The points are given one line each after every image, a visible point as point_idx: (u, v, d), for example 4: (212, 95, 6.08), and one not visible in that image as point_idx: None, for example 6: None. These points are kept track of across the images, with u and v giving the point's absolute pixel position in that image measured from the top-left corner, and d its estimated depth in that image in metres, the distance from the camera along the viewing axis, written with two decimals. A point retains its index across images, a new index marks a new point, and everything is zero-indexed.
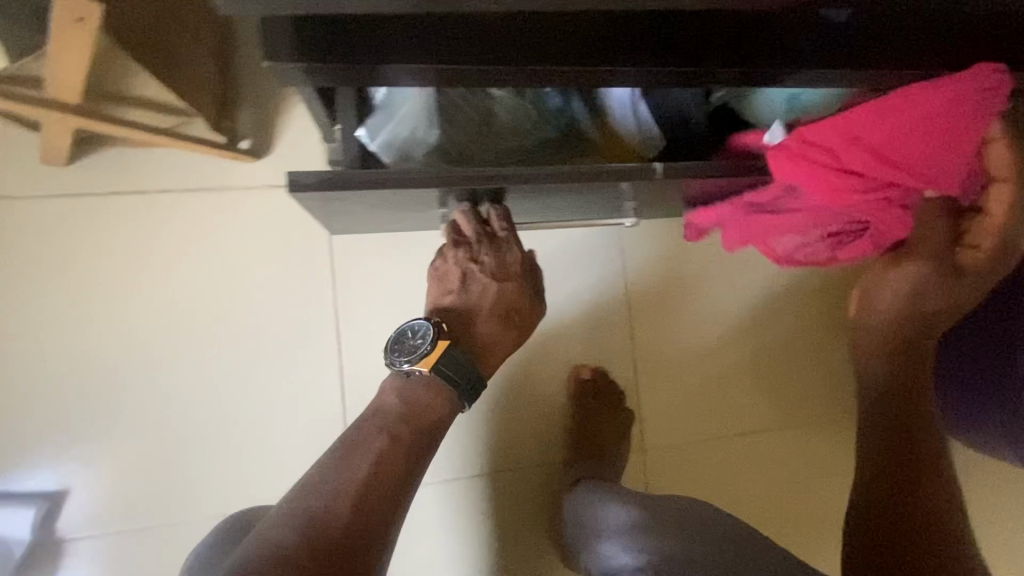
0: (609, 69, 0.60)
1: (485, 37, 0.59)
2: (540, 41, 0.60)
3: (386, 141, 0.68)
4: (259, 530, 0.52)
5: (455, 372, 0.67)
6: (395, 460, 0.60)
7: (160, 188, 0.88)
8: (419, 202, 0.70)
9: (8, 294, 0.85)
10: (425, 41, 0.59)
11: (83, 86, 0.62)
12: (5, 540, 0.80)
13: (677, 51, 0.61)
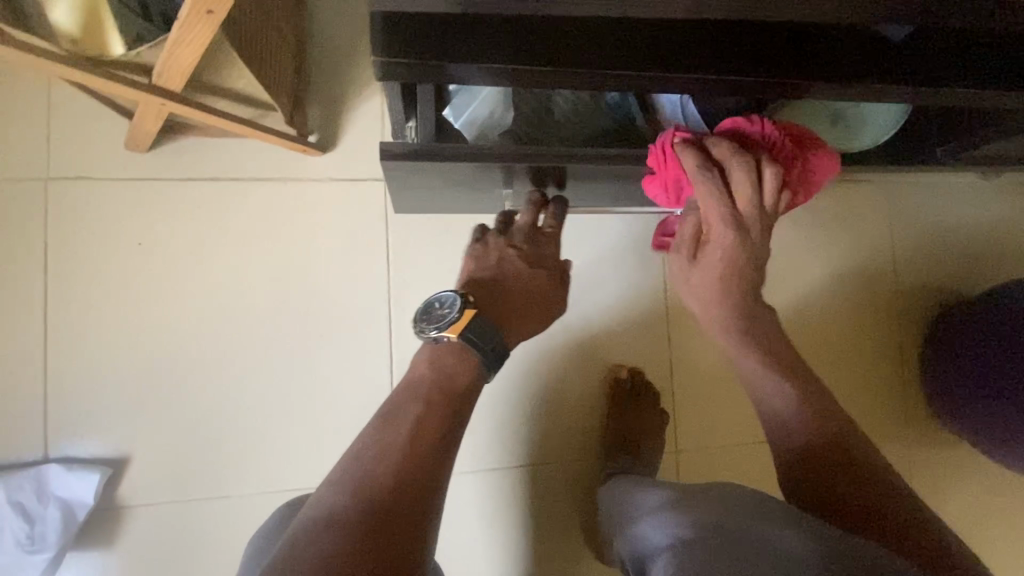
0: (685, 76, 0.64)
1: (570, 41, 0.63)
2: (622, 47, 0.63)
3: (467, 119, 0.73)
4: (312, 508, 0.52)
5: (482, 340, 0.64)
6: (433, 426, 0.57)
7: (231, 176, 0.93)
8: (479, 181, 0.79)
9: (79, 269, 0.88)
10: (514, 42, 0.62)
11: (190, 74, 0.67)
12: (69, 504, 0.83)
13: (746, 61, 0.65)
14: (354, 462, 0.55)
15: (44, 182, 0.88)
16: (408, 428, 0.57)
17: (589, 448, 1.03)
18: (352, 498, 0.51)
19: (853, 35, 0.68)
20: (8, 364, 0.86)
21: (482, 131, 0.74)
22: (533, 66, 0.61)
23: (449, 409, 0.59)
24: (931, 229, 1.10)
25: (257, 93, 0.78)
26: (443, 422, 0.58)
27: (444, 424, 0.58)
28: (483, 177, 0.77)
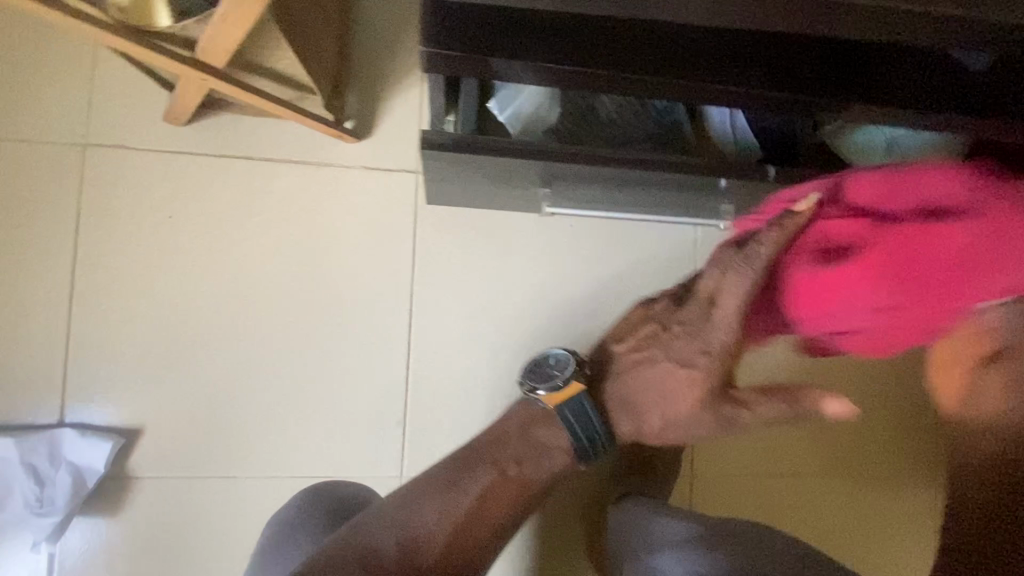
0: (745, 88, 0.61)
1: (627, 43, 0.60)
2: (682, 53, 0.60)
3: (512, 114, 0.72)
4: (363, 527, 0.64)
5: (575, 417, 0.69)
6: (498, 494, 0.68)
7: (265, 156, 0.92)
8: (514, 178, 0.75)
9: (110, 237, 0.89)
10: (568, 40, 0.59)
11: (233, 50, 0.66)
12: (79, 470, 0.84)
13: (810, 77, 0.62)
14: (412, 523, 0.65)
15: (82, 148, 0.89)
16: (471, 496, 0.67)
17: (601, 463, 1.00)
18: (392, 540, 0.63)
19: (926, 57, 0.64)
20: (34, 325, 0.86)
21: (528, 126, 0.72)
22: (587, 68, 0.58)
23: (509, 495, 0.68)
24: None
25: (298, 75, 0.77)
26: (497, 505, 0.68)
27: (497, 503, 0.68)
28: (519, 174, 0.74)
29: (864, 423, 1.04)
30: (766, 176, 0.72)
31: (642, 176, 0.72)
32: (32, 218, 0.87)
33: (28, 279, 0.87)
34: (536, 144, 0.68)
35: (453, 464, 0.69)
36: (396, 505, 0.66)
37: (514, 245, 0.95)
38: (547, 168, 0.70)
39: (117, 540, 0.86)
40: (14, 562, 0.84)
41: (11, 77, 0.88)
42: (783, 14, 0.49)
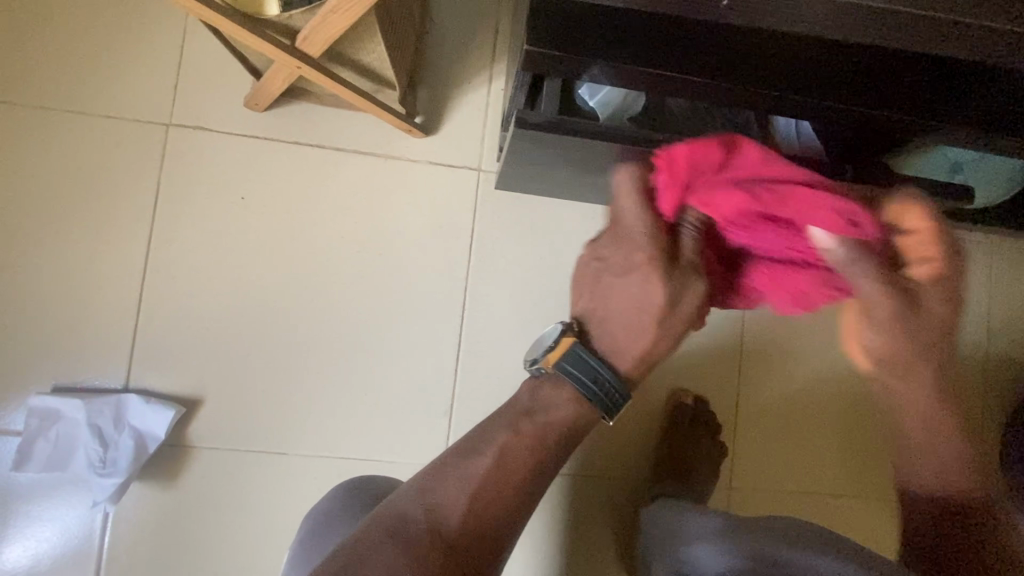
0: (843, 103, 0.61)
1: (727, 57, 0.61)
2: (780, 69, 0.61)
3: (601, 102, 0.72)
4: (387, 506, 0.59)
5: (580, 371, 0.64)
6: (519, 457, 0.62)
7: (335, 146, 0.95)
8: (592, 163, 0.77)
9: (184, 213, 0.92)
10: (669, 49, 0.60)
11: (333, 41, 0.69)
12: (141, 435, 0.87)
13: (905, 95, 0.62)
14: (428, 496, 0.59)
15: (164, 127, 0.92)
16: (490, 459, 0.61)
17: (639, 467, 1.01)
18: (422, 518, 0.57)
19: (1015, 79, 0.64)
20: (108, 293, 0.90)
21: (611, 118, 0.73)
22: (690, 76, 0.60)
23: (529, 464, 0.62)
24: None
25: (382, 69, 0.80)
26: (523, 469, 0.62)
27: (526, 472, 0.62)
28: (592, 162, 0.77)
29: None
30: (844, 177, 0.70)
31: None
32: (112, 190, 0.91)
33: (104, 248, 0.90)
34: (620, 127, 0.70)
35: (473, 437, 0.63)
36: (419, 477, 0.61)
37: (570, 246, 0.97)
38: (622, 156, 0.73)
39: (170, 505, 0.88)
40: (73, 519, 0.87)
41: (102, 54, 0.91)
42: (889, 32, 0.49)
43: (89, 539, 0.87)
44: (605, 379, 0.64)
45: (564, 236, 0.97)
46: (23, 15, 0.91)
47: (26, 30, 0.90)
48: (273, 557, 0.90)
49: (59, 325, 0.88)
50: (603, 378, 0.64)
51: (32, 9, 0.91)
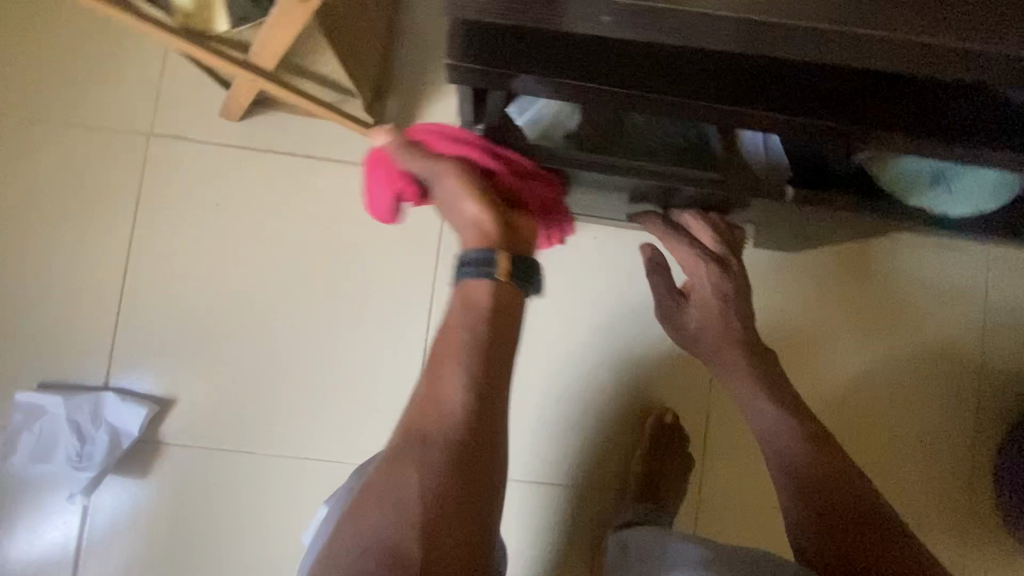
0: (783, 115, 0.60)
1: (669, 73, 0.60)
2: (722, 83, 0.60)
3: (532, 119, 0.72)
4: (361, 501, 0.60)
5: (471, 262, 0.68)
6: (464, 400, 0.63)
7: (308, 154, 0.98)
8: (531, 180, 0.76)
9: (162, 219, 0.96)
10: (610, 66, 0.60)
11: (281, 55, 0.71)
12: (116, 431, 0.91)
13: (864, 107, 0.60)
14: (401, 437, 0.62)
15: (145, 137, 0.96)
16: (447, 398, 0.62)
17: (610, 480, 1.00)
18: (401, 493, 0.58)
19: (975, 97, 0.62)
20: (91, 294, 0.94)
21: (541, 137, 0.73)
22: (625, 91, 0.59)
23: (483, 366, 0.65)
24: (1011, 310, 1.03)
25: (341, 81, 0.82)
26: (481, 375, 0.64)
27: (475, 387, 0.63)
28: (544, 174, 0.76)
29: (885, 461, 1.01)
30: (784, 196, 0.76)
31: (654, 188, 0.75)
32: (94, 196, 0.95)
33: (86, 252, 0.95)
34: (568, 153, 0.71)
35: (419, 380, 0.64)
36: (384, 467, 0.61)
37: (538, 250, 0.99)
38: (577, 175, 0.75)
39: (143, 500, 0.92)
40: (50, 510, 0.91)
41: (86, 67, 0.96)
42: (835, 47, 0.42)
43: (71, 530, 0.91)
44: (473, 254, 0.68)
45: None
46: (15, 31, 0.96)
47: (16, 44, 0.96)
48: (239, 551, 0.93)
49: (43, 325, 0.93)
50: (469, 255, 0.68)
51: (22, 24, 0.96)
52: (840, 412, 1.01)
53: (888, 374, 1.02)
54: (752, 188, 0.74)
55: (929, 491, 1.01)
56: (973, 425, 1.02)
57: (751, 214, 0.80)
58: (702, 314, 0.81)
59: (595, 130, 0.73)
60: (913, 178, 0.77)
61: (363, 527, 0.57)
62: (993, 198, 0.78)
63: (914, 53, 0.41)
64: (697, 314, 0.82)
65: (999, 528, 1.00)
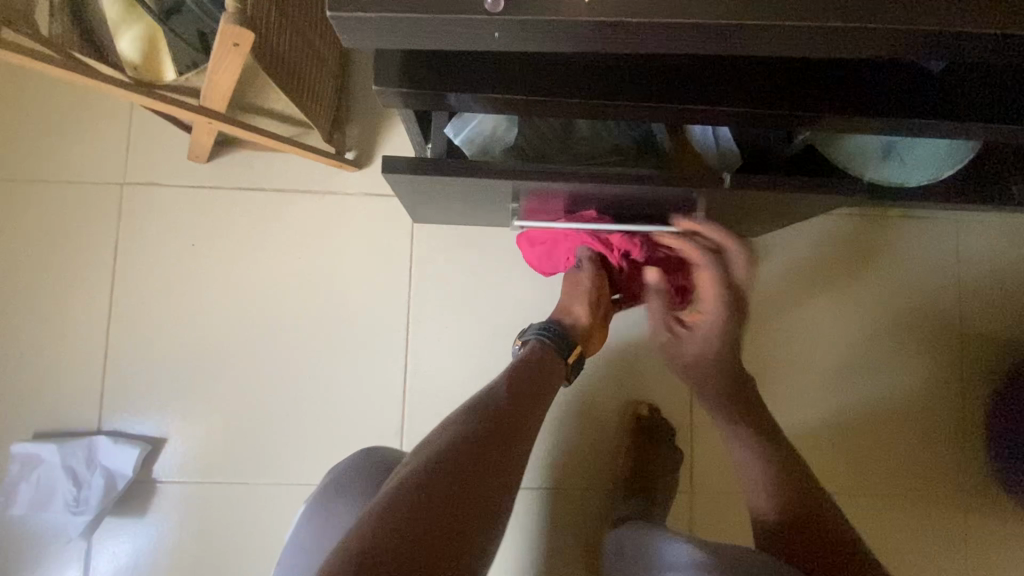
0: (702, 106, 0.60)
1: (588, 79, 0.61)
2: (646, 82, 0.61)
3: (468, 137, 0.75)
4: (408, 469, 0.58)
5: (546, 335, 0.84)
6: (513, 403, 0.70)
7: (275, 187, 1.01)
8: (483, 194, 0.80)
9: (140, 263, 0.99)
10: (528, 77, 0.61)
11: (228, 96, 0.74)
12: (112, 473, 0.93)
13: (789, 89, 0.61)
14: (470, 417, 0.65)
15: (118, 187, 1.00)
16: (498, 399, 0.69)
17: (598, 481, 0.99)
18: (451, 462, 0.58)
19: (903, 73, 0.62)
20: (77, 342, 0.97)
21: (480, 154, 0.76)
22: (547, 99, 0.60)
23: (535, 388, 0.75)
24: (986, 273, 1.02)
25: (295, 115, 0.85)
26: (536, 398, 0.74)
27: (525, 398, 0.72)
28: (493, 189, 0.77)
29: (874, 435, 1.00)
30: (721, 182, 0.72)
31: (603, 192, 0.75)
32: (73, 247, 0.99)
33: (70, 302, 0.98)
34: (500, 165, 0.72)
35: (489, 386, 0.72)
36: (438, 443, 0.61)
37: (506, 258, 1.01)
38: (521, 187, 0.75)
39: (141, 539, 0.94)
40: (51, 556, 0.93)
41: (57, 126, 1.00)
42: (712, 43, 0.44)
43: (74, 573, 0.94)
44: (558, 331, 0.85)
45: (499, 248, 1.00)
46: None
47: None
48: None
49: (34, 378, 0.97)
50: (553, 330, 0.85)
51: None
52: (826, 389, 1.01)
53: (869, 348, 1.02)
54: (694, 178, 0.72)
55: (922, 461, 1.00)
56: (960, 393, 1.01)
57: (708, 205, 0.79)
58: (699, 347, 0.92)
59: (538, 138, 0.75)
60: (862, 153, 0.77)
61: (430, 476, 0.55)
62: (947, 163, 0.78)
63: (796, 35, 0.43)
64: (696, 345, 0.93)
65: (997, 492, 0.99)
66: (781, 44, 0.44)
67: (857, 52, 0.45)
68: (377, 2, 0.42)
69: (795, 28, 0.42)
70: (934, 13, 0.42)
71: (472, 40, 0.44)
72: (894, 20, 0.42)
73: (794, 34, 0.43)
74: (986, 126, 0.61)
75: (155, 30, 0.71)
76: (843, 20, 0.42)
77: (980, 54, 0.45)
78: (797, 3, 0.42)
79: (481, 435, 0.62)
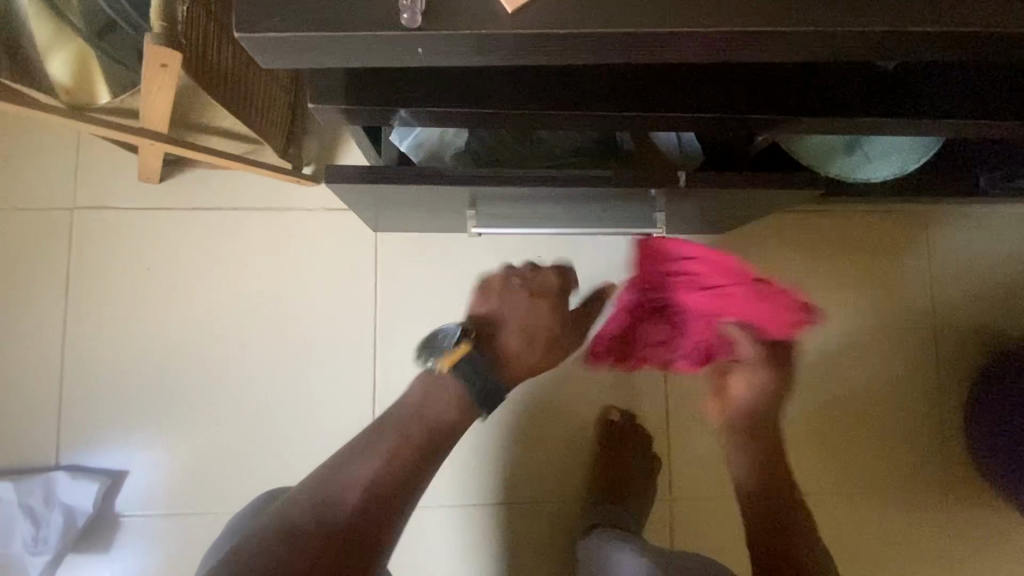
0: (651, 112, 0.59)
1: (535, 90, 0.59)
2: (592, 90, 0.59)
3: (415, 143, 0.73)
4: (254, 540, 0.55)
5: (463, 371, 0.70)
6: (406, 454, 0.64)
7: (232, 206, 0.98)
8: (440, 202, 0.78)
9: (94, 289, 0.95)
10: (473, 89, 0.59)
11: (168, 116, 0.71)
12: (71, 509, 0.90)
13: (739, 92, 0.60)
14: (346, 468, 0.61)
15: (68, 212, 0.96)
16: (390, 440, 0.64)
17: (573, 492, 0.97)
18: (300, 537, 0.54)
19: (858, 73, 0.60)
20: (31, 375, 0.94)
21: (429, 159, 0.74)
22: (493, 111, 0.58)
23: (432, 428, 0.67)
24: (956, 264, 1.02)
25: (245, 132, 0.82)
26: (435, 439, 0.66)
27: (424, 446, 0.65)
28: (449, 196, 0.75)
29: (854, 433, 1.00)
30: (676, 182, 0.70)
31: (561, 196, 0.74)
32: (25, 276, 0.95)
33: (21, 333, 0.94)
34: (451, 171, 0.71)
35: (388, 416, 0.67)
36: (296, 509, 0.57)
37: (473, 268, 0.98)
38: (477, 192, 0.73)
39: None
40: None
41: (2, 151, 0.96)
42: (644, 52, 0.42)
43: None
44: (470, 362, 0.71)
45: (465, 259, 0.98)
46: None
47: None
48: None
49: None
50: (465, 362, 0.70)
51: None
52: (802, 387, 1.00)
53: (842, 343, 1.01)
54: (652, 180, 0.71)
55: (900, 455, 1.00)
56: (936, 385, 1.01)
57: (669, 204, 0.78)
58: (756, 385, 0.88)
59: (491, 145, 0.73)
60: (822, 150, 0.76)
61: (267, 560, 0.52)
62: (907, 158, 0.77)
63: (732, 41, 0.41)
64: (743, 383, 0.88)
65: (977, 484, 0.99)
66: (715, 50, 0.42)
67: (794, 56, 0.44)
68: (290, 19, 0.40)
69: (725, 34, 0.41)
70: (867, 15, 0.40)
71: (395, 57, 0.42)
72: (826, 23, 0.40)
73: (726, 40, 0.41)
74: (941, 122, 0.60)
75: (86, 49, 0.67)
76: (774, 24, 0.40)
77: (921, 53, 0.44)
78: (728, 9, 0.40)
79: (345, 500, 0.58)
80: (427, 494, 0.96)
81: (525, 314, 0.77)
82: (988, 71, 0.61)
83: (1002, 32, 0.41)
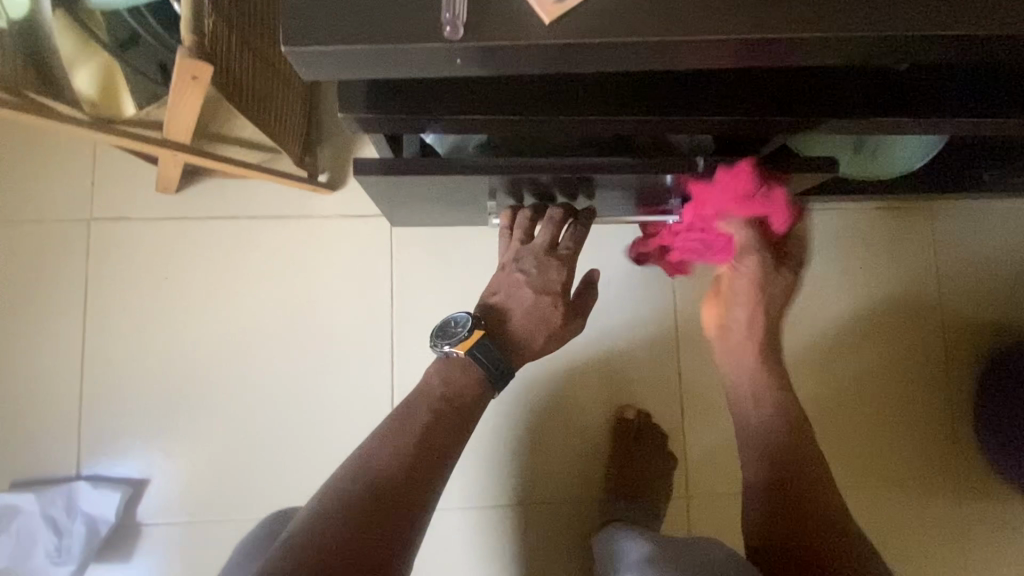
0: (672, 116, 0.60)
1: (555, 97, 0.60)
2: (612, 95, 0.61)
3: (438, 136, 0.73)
4: (303, 522, 0.56)
5: (488, 358, 0.71)
6: (441, 427, 0.65)
7: (247, 214, 0.99)
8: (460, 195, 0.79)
9: (112, 299, 0.96)
10: (495, 96, 0.60)
11: (192, 127, 0.73)
12: (94, 519, 0.90)
13: (755, 95, 0.61)
14: (385, 445, 0.62)
15: (85, 224, 0.97)
16: (426, 415, 0.66)
17: (590, 491, 0.98)
18: (348, 511, 0.56)
19: (871, 75, 0.62)
20: (50, 387, 0.94)
21: (452, 152, 0.75)
22: (516, 117, 0.60)
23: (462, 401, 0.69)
24: (961, 258, 1.04)
25: (264, 141, 0.84)
26: (464, 411, 0.68)
27: (459, 422, 0.67)
28: (472, 185, 0.76)
29: (866, 426, 1.01)
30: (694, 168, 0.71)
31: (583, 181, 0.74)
32: (43, 289, 0.96)
33: (40, 345, 0.95)
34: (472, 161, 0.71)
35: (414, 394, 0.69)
36: (339, 487, 0.58)
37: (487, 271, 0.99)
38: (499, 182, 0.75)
39: None
40: None
41: (18, 165, 0.97)
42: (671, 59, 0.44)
43: None
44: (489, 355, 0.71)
45: (479, 262, 0.99)
46: None
47: None
48: None
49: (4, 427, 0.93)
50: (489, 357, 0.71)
51: None
52: (814, 381, 1.01)
53: (852, 338, 1.02)
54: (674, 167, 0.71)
55: (912, 447, 1.01)
56: (945, 378, 1.02)
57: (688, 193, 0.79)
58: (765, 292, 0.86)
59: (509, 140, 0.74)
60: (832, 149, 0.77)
61: (320, 535, 0.53)
62: (916, 154, 0.78)
63: (757, 48, 0.43)
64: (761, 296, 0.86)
65: (989, 475, 1.00)
66: (738, 57, 0.44)
67: (816, 60, 0.45)
68: (335, 35, 0.42)
69: (749, 42, 0.42)
70: (886, 21, 0.42)
71: (431, 68, 0.44)
72: (847, 29, 0.42)
73: (750, 48, 0.43)
74: (952, 120, 0.61)
75: (110, 61, 0.68)
76: (796, 30, 0.42)
77: (936, 56, 0.45)
78: (752, 17, 0.42)
79: (388, 473, 0.59)
80: (446, 496, 0.97)
81: (523, 307, 0.76)
82: (994, 71, 0.62)
83: (1017, 34, 0.43)
